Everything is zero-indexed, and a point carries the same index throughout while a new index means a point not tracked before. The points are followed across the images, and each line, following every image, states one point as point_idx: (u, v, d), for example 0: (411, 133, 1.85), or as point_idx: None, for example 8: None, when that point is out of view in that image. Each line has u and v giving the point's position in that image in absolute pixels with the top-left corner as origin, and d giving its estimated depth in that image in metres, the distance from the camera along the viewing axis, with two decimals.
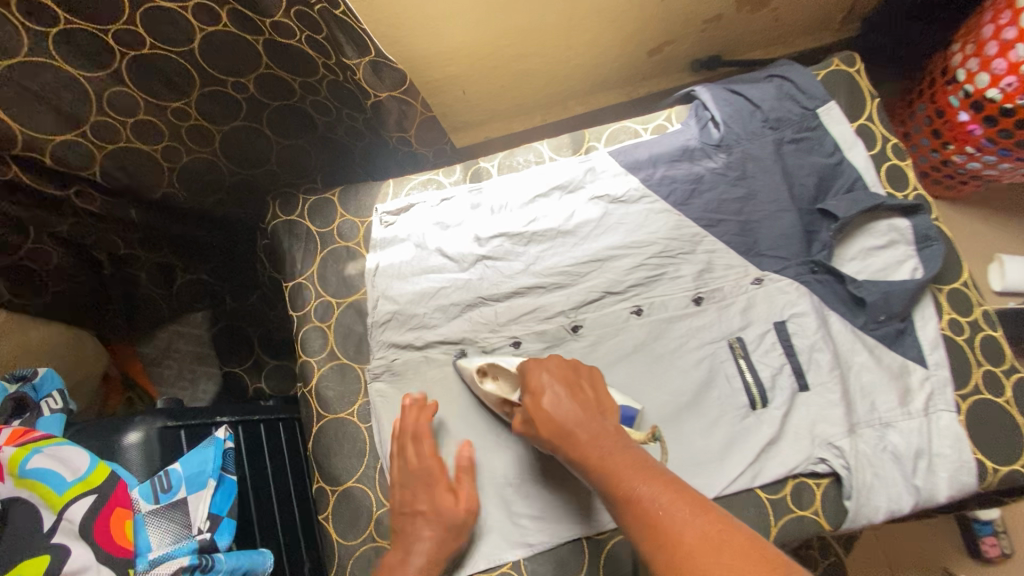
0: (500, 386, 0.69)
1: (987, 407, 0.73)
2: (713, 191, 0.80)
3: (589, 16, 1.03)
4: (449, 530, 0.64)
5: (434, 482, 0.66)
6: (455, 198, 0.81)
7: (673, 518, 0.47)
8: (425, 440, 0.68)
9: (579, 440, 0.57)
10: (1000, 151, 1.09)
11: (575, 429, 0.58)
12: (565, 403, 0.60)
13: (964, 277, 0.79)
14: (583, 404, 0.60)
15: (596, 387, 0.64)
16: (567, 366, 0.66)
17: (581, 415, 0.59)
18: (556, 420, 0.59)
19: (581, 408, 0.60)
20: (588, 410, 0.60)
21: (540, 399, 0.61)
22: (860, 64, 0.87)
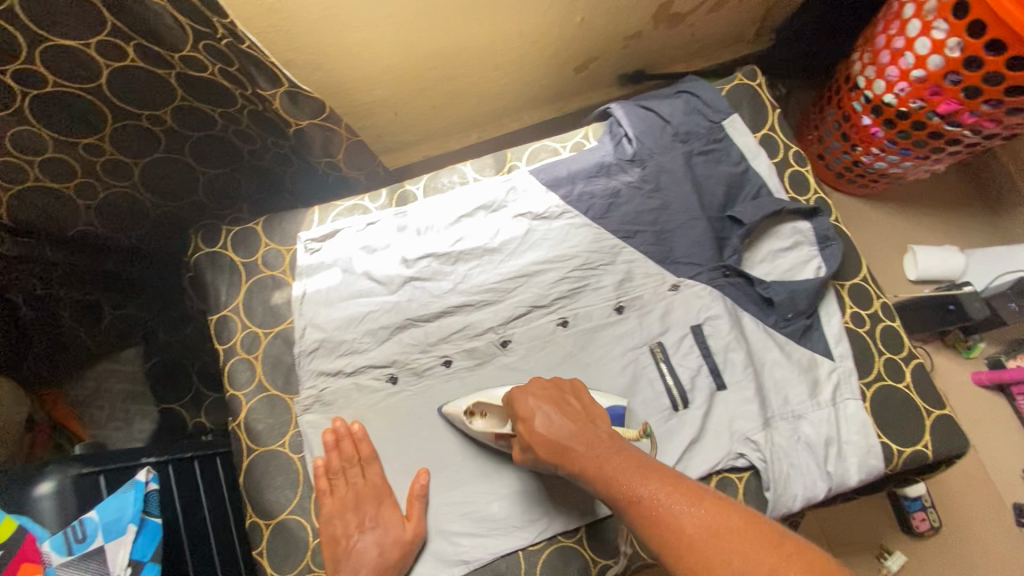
0: (488, 421, 0.72)
1: (889, 392, 0.79)
2: (629, 204, 0.85)
3: (512, 37, 1.06)
4: (397, 548, 0.67)
5: (382, 500, 0.70)
6: (380, 222, 0.82)
7: (677, 517, 0.52)
8: (372, 463, 0.71)
9: (576, 453, 0.61)
10: (902, 150, 1.18)
11: (570, 444, 0.62)
12: (557, 421, 0.64)
13: (864, 272, 0.85)
14: (574, 417, 0.65)
15: (581, 400, 0.69)
16: (547, 386, 0.70)
17: (575, 429, 0.63)
18: (551, 438, 0.63)
19: (573, 423, 0.64)
20: (579, 422, 0.64)
21: (531, 425, 0.65)
22: (762, 78, 0.94)
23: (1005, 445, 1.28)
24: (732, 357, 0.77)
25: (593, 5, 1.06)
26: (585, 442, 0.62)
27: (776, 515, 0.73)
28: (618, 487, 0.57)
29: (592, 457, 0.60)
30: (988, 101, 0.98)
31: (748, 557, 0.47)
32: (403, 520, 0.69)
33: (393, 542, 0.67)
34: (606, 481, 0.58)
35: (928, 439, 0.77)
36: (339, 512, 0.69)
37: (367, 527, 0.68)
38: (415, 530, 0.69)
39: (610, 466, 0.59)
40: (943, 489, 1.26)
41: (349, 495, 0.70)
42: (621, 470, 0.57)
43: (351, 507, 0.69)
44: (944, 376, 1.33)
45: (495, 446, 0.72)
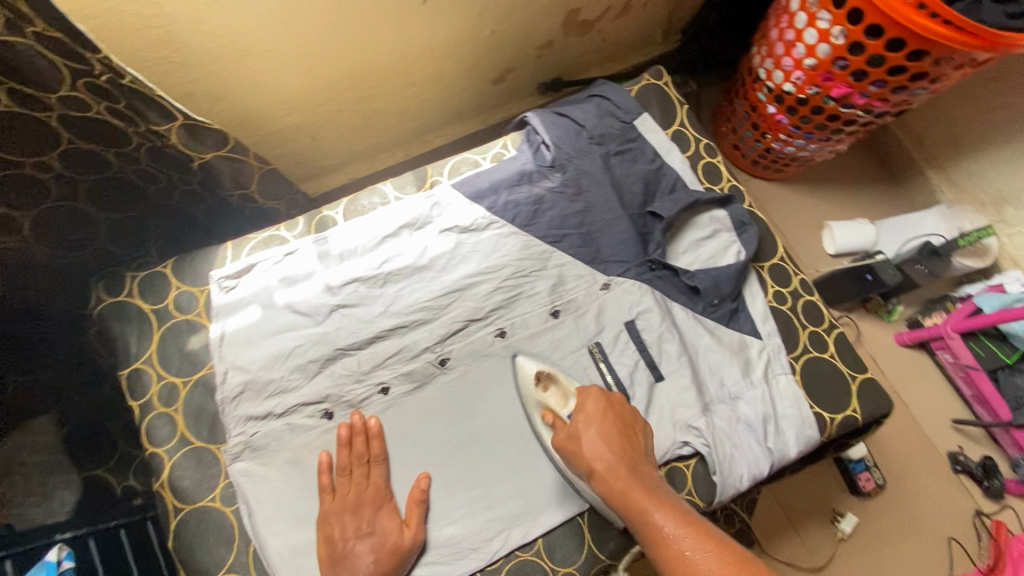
0: (551, 395, 0.75)
1: (816, 363, 0.83)
2: (555, 209, 0.86)
3: (426, 54, 1.06)
4: (393, 555, 0.66)
5: (383, 504, 0.68)
6: (300, 250, 0.79)
7: (693, 553, 0.56)
8: (374, 465, 0.70)
9: (614, 470, 0.65)
10: (806, 134, 1.26)
11: (612, 463, 0.66)
12: (603, 439, 0.68)
13: (780, 251, 0.89)
14: (623, 437, 0.69)
15: (628, 417, 0.71)
16: (620, 405, 0.72)
17: (617, 450, 0.67)
18: (596, 450, 0.67)
19: (618, 443, 0.68)
20: (626, 444, 0.68)
21: (580, 435, 0.69)
22: (667, 77, 0.98)
23: (933, 398, 1.37)
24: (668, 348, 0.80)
25: (502, 18, 1.08)
26: (625, 465, 0.66)
27: (724, 497, 0.74)
28: (645, 515, 0.61)
29: (628, 481, 0.64)
30: (875, 82, 1.05)
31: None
32: (401, 525, 0.68)
33: (390, 550, 0.66)
34: (635, 506, 0.62)
35: (856, 403, 0.81)
36: (337, 514, 0.67)
37: (366, 531, 0.66)
38: (413, 535, 0.67)
39: (640, 494, 0.63)
40: (883, 448, 1.33)
41: (351, 497, 0.68)
42: (648, 502, 0.62)
43: (352, 509, 0.67)
44: (871, 340, 1.41)
45: (535, 421, 0.74)
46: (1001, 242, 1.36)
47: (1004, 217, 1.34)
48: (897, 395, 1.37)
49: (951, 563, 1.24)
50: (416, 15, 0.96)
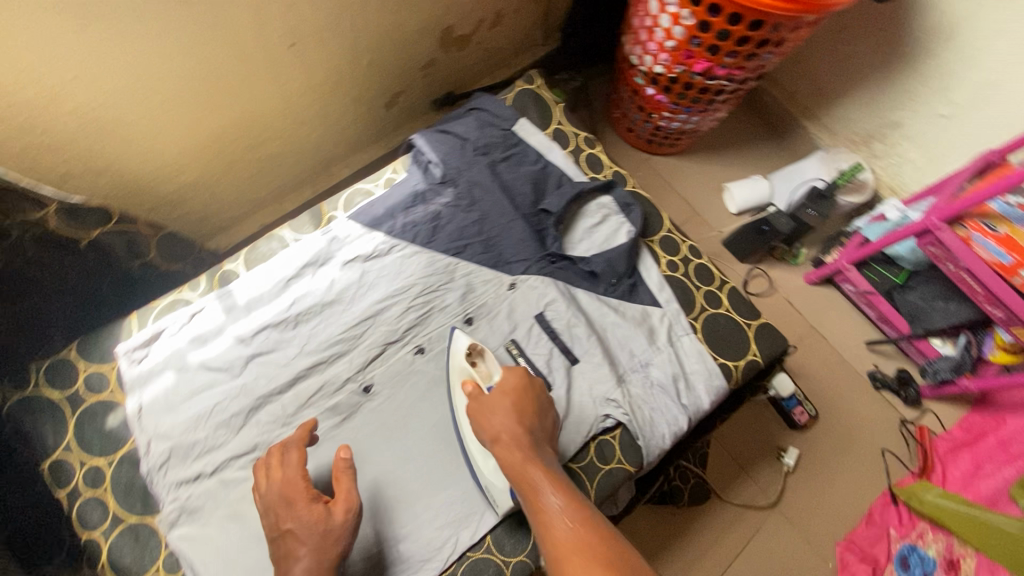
0: (480, 369, 0.77)
1: (714, 319, 0.90)
2: (453, 222, 0.90)
3: (308, 92, 1.08)
4: (327, 539, 0.62)
5: (294, 498, 0.65)
6: (205, 308, 0.80)
7: (562, 522, 0.58)
8: (292, 449, 0.69)
9: (517, 441, 0.67)
10: (685, 108, 1.36)
11: (519, 434, 0.67)
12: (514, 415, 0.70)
13: (666, 223, 0.97)
14: (532, 417, 0.70)
15: (541, 402, 0.73)
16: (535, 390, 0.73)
17: (524, 424, 0.69)
18: (505, 422, 0.69)
19: (525, 419, 0.70)
20: (532, 421, 0.70)
21: (494, 410, 0.70)
22: (539, 79, 1.03)
23: (848, 326, 1.48)
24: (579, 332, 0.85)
25: (377, 47, 1.11)
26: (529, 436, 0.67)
27: (651, 457, 0.80)
28: (534, 484, 0.63)
29: (529, 453, 0.66)
30: (728, 54, 1.15)
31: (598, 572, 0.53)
32: (325, 507, 0.64)
33: (322, 536, 0.62)
34: (527, 474, 0.64)
35: (755, 347, 0.89)
36: (269, 504, 0.66)
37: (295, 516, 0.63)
38: (342, 514, 0.64)
39: (534, 464, 0.64)
40: (813, 381, 1.43)
41: (275, 486, 0.66)
42: (541, 476, 0.63)
43: (270, 503, 0.66)
44: (784, 284, 1.52)
45: (456, 389, 0.78)
46: (878, 174, 1.52)
47: (875, 151, 1.50)
48: (816, 330, 1.48)
49: (887, 471, 1.37)
50: (287, 59, 0.98)
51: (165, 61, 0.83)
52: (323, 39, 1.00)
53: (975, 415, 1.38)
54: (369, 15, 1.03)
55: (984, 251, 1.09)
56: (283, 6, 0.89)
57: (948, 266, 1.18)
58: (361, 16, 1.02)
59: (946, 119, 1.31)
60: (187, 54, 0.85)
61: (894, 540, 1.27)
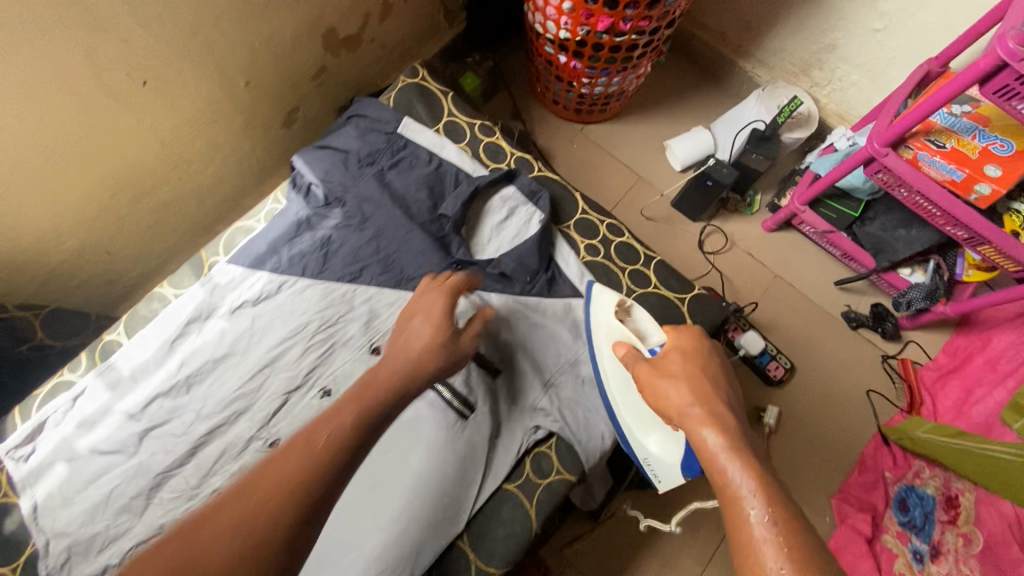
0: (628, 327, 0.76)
1: (642, 300, 0.84)
2: (345, 245, 0.83)
3: (185, 128, 1.00)
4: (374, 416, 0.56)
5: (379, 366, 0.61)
6: (86, 389, 0.74)
7: (745, 497, 0.51)
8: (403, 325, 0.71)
9: (694, 404, 0.59)
10: (603, 71, 1.27)
11: (697, 383, 0.62)
12: (684, 368, 0.64)
13: (581, 205, 0.90)
14: (705, 382, 0.62)
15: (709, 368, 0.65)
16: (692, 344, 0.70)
17: (698, 379, 0.62)
18: (680, 385, 0.62)
19: (696, 373, 0.63)
20: (705, 385, 0.61)
21: (663, 380, 0.64)
22: (422, 70, 0.95)
23: (814, 268, 1.41)
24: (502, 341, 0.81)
25: (252, 66, 1.03)
26: (707, 388, 0.61)
27: (592, 461, 0.75)
28: (713, 444, 0.55)
29: (717, 411, 0.58)
30: (628, 5, 1.06)
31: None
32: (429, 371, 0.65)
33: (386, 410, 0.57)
34: (705, 431, 0.56)
35: (690, 322, 0.83)
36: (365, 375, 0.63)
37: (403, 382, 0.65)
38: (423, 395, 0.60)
39: (712, 419, 0.57)
40: (786, 332, 1.36)
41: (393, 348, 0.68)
42: (728, 449, 0.54)
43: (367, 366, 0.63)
44: (742, 237, 1.44)
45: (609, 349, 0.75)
46: (823, 103, 1.43)
47: (815, 80, 1.41)
48: (781, 279, 1.40)
49: (875, 412, 1.31)
50: (146, 98, 0.90)
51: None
52: (182, 69, 0.92)
53: (960, 337, 1.31)
54: (228, 34, 0.94)
55: (934, 171, 1.01)
56: (117, 40, 0.80)
57: (901, 191, 1.10)
58: (218, 37, 0.93)
59: (881, 33, 1.21)
60: (21, 117, 0.76)
61: (890, 483, 1.21)
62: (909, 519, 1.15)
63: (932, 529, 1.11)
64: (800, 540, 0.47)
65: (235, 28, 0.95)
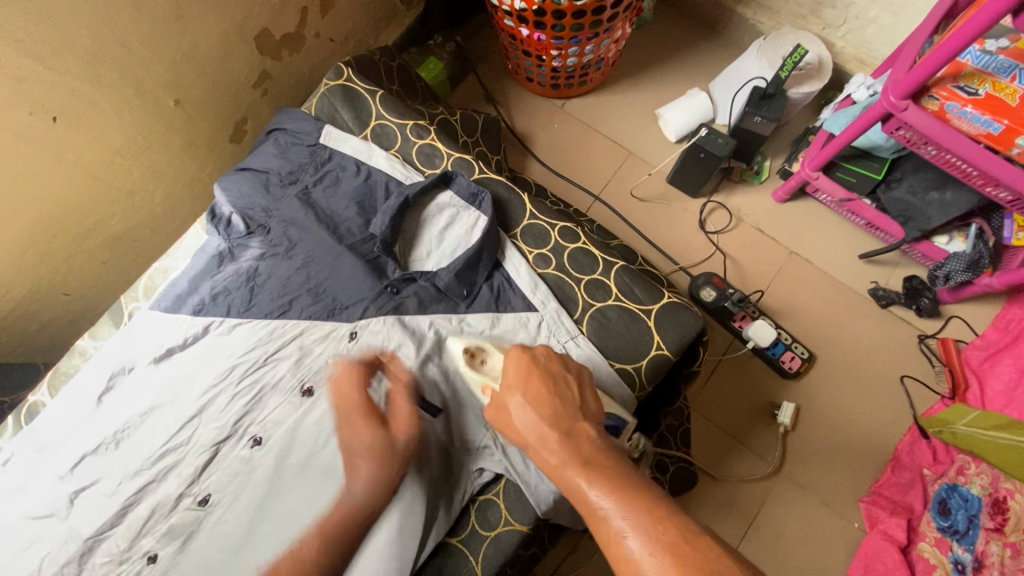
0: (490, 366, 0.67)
1: (602, 315, 0.73)
2: (272, 277, 0.75)
3: (117, 158, 0.95)
4: None
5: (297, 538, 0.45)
6: (15, 454, 0.71)
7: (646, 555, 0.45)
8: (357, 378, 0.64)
9: (536, 441, 0.56)
10: (572, 40, 1.12)
11: (545, 433, 0.56)
12: (532, 411, 0.58)
13: (530, 209, 0.79)
14: (544, 402, 0.59)
15: (548, 374, 0.61)
16: (552, 358, 0.64)
17: (551, 425, 0.56)
18: (519, 424, 0.58)
19: (550, 415, 0.57)
20: (548, 406, 0.58)
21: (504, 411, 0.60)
22: (347, 69, 0.84)
23: (835, 240, 1.24)
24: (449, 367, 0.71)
25: (178, 83, 0.96)
26: (561, 436, 0.55)
27: (545, 508, 0.66)
28: (597, 506, 0.50)
29: (554, 438, 0.55)
30: None
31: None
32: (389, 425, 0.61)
33: None
34: (586, 493, 0.51)
35: (658, 337, 0.71)
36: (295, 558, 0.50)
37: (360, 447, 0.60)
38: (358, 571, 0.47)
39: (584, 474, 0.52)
40: (803, 315, 1.21)
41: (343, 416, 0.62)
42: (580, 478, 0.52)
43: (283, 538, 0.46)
44: (749, 211, 1.28)
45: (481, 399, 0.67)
46: (839, 46, 1.23)
47: (827, 20, 1.20)
48: (797, 255, 1.24)
49: (911, 402, 1.15)
50: (61, 134, 0.85)
51: None
52: (96, 99, 0.86)
53: (1013, 308, 1.13)
54: (140, 53, 0.87)
55: (965, 124, 0.83)
56: (9, 80, 0.75)
57: (928, 149, 0.93)
58: (130, 58, 0.86)
59: None
60: None
61: (929, 482, 1.07)
62: (951, 525, 1.01)
63: (976, 536, 0.98)
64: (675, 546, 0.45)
65: (146, 46, 0.87)
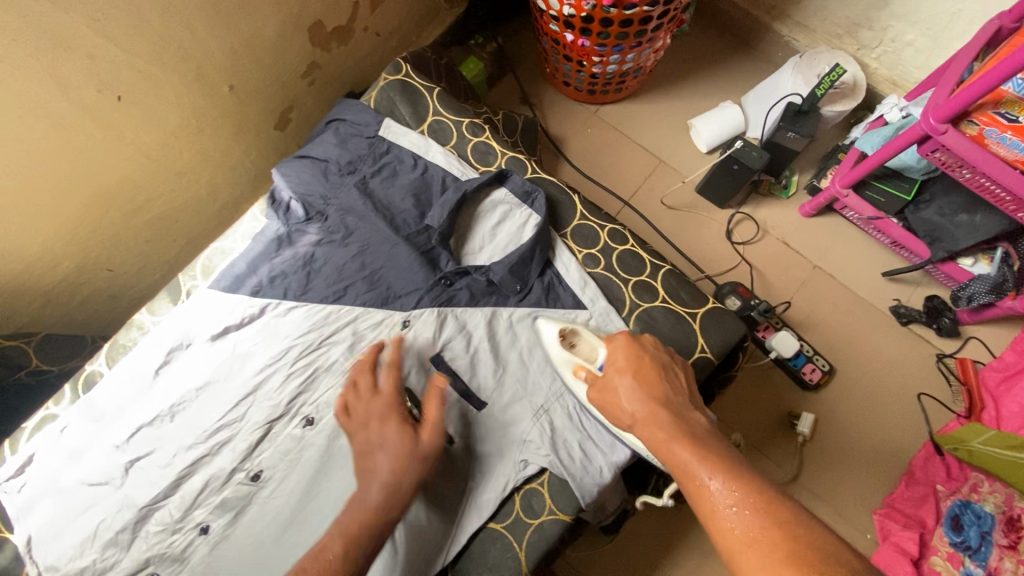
0: (581, 350, 0.72)
1: (649, 315, 0.75)
2: (329, 262, 0.77)
3: (171, 140, 0.97)
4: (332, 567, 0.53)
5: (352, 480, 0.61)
6: (72, 423, 0.73)
7: (750, 530, 0.45)
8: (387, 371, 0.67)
9: (645, 420, 0.59)
10: (615, 48, 1.15)
11: (656, 413, 0.59)
12: (642, 394, 0.61)
13: (580, 210, 0.81)
14: (653, 389, 0.61)
15: (660, 361, 0.65)
16: (660, 352, 0.67)
17: (662, 407, 0.59)
18: (628, 407, 0.61)
19: (659, 398, 0.61)
20: (657, 394, 0.61)
21: (614, 387, 0.64)
22: (405, 66, 0.87)
23: (860, 257, 1.26)
24: (498, 360, 0.76)
25: (235, 69, 0.98)
26: (670, 416, 0.58)
27: (588, 499, 0.68)
28: (702, 482, 0.51)
29: (658, 415, 0.59)
30: None
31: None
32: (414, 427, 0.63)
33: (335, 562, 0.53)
34: (694, 469, 0.52)
35: (703, 340, 0.73)
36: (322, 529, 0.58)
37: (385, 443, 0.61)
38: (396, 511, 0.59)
39: (691, 454, 0.53)
40: (825, 329, 1.23)
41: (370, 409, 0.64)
42: (691, 458, 0.53)
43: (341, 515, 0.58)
44: (776, 223, 1.30)
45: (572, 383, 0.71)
46: (873, 68, 1.25)
47: (863, 42, 1.23)
48: (821, 270, 1.27)
49: (927, 419, 1.17)
50: (122, 113, 0.87)
51: None
52: (159, 81, 0.88)
53: None
54: (204, 39, 0.89)
55: (1003, 150, 0.86)
56: (81, 58, 0.77)
57: (963, 173, 0.96)
58: (194, 43, 0.89)
59: None
60: None
61: (943, 498, 1.07)
62: (964, 540, 1.01)
63: (989, 552, 0.97)
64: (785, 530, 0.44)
65: (210, 32, 0.89)
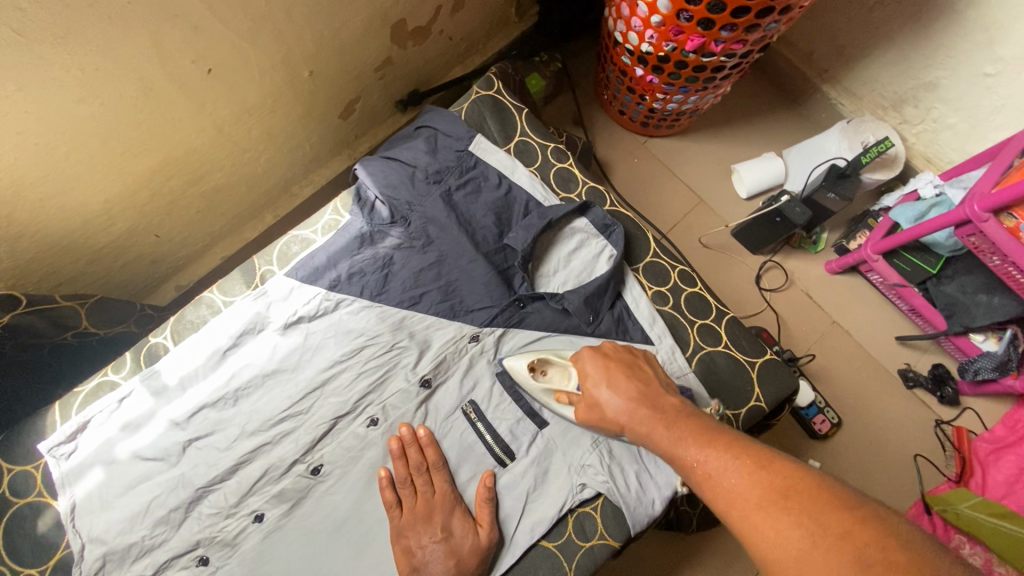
0: (552, 376, 0.74)
1: (710, 359, 0.79)
2: (406, 267, 0.79)
3: (244, 117, 0.96)
4: None
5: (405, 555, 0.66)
6: (132, 392, 0.72)
7: (737, 487, 0.50)
8: (433, 473, 0.71)
9: (637, 416, 0.63)
10: (681, 89, 1.18)
11: (636, 411, 0.64)
12: (620, 395, 0.66)
13: (652, 248, 0.85)
14: (636, 385, 0.66)
15: (629, 360, 0.71)
16: (622, 352, 0.72)
17: (639, 404, 0.64)
18: (614, 410, 0.66)
19: (638, 394, 0.65)
20: (638, 388, 0.66)
21: (596, 396, 0.68)
22: (497, 83, 0.90)
23: (876, 318, 1.33)
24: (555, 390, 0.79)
25: (318, 56, 0.98)
26: (650, 411, 0.63)
27: (639, 528, 0.71)
28: (696, 461, 0.55)
29: (639, 410, 0.64)
30: (724, 27, 0.96)
31: (816, 551, 0.42)
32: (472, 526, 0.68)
33: None
34: (685, 454, 0.56)
35: (758, 390, 0.78)
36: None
37: (440, 536, 0.67)
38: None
39: (679, 437, 0.58)
40: (836, 382, 1.30)
41: (419, 506, 0.69)
42: (673, 441, 0.58)
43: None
44: (802, 275, 1.36)
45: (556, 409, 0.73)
46: (910, 143, 1.32)
47: (906, 117, 1.30)
48: (838, 325, 1.33)
49: (920, 479, 1.24)
50: (208, 85, 0.86)
51: (62, 118, 0.73)
52: (248, 59, 0.87)
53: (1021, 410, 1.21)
54: (298, 24, 0.89)
55: None
56: (186, 27, 0.75)
57: (993, 259, 1.02)
58: (288, 27, 0.88)
59: (992, 78, 1.11)
60: (79, 102, 0.73)
61: None
62: None
63: None
64: (771, 479, 0.48)
65: (306, 17, 0.89)
